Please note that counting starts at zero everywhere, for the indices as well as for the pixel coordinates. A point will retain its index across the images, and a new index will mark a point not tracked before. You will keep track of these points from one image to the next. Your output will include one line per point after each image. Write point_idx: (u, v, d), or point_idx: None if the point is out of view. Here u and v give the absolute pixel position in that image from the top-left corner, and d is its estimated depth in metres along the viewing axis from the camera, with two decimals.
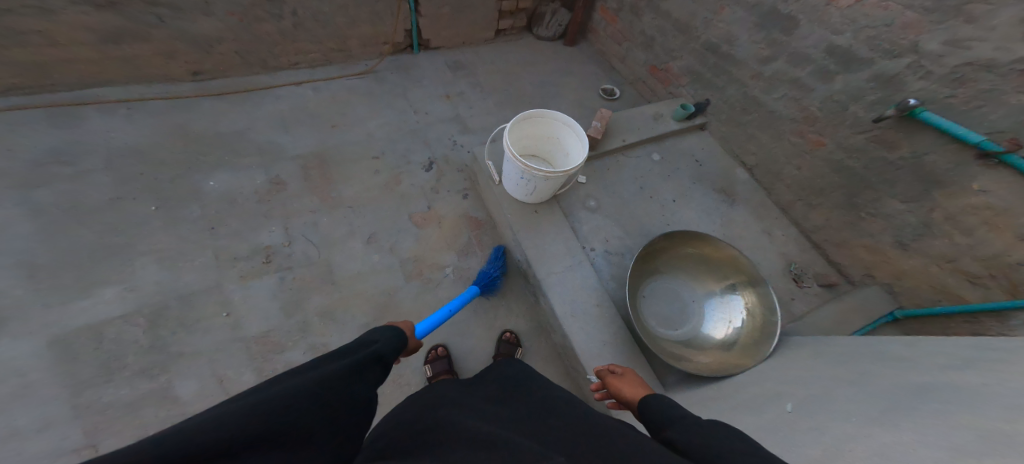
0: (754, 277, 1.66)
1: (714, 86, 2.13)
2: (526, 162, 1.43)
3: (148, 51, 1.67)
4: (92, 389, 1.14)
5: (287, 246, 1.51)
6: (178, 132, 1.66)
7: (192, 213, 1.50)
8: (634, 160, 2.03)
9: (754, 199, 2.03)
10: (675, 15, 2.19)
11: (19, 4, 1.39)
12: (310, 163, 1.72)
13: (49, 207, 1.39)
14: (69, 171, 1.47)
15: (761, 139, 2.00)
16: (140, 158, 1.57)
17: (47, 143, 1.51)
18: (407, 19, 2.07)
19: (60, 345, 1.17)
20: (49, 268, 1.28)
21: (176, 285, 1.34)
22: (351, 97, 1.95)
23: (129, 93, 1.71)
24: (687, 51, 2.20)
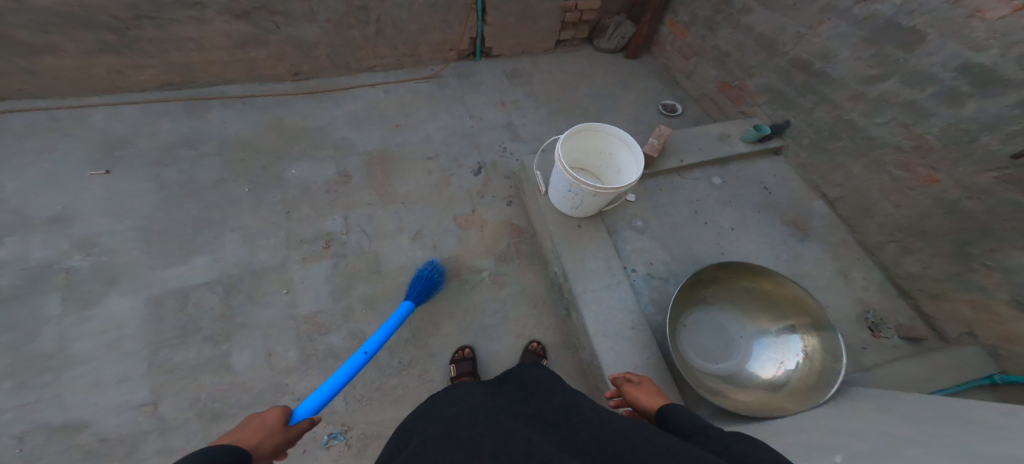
0: (819, 320, 1.49)
1: (798, 107, 1.94)
2: (576, 176, 1.42)
3: (266, 54, 1.93)
4: (167, 349, 1.36)
5: (344, 234, 1.67)
6: (276, 123, 1.92)
7: (274, 197, 1.72)
8: (691, 182, 1.92)
9: (829, 235, 1.82)
10: (758, 29, 2.02)
11: (178, 16, 1.69)
12: (372, 160, 1.87)
13: (168, 183, 1.68)
14: (189, 153, 1.76)
15: (849, 168, 1.78)
16: (246, 145, 1.83)
17: (172, 130, 1.81)
18: (473, 28, 2.15)
19: (153, 306, 1.42)
20: (160, 236, 1.56)
21: (252, 261, 1.56)
22: (414, 100, 2.08)
23: (246, 90, 1.99)
24: (768, 68, 2.02)
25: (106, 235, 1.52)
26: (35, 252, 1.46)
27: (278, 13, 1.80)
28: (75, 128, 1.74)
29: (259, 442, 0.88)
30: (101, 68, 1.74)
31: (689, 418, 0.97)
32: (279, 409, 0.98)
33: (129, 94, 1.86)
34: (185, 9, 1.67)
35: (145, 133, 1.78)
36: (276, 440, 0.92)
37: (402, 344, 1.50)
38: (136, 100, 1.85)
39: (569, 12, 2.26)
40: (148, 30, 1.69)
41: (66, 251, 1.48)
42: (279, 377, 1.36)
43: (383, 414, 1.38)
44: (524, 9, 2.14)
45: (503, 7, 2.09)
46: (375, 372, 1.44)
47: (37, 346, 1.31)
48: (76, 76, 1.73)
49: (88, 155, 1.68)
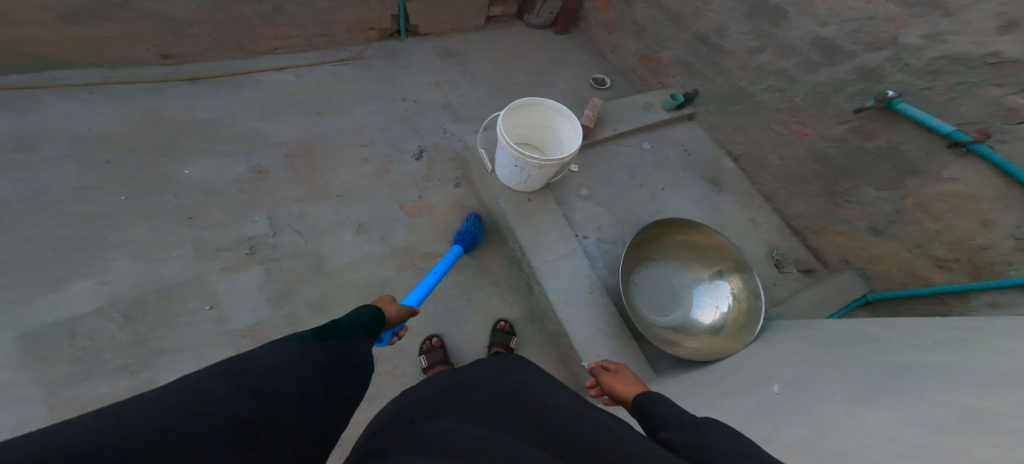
0: (742, 264, 1.68)
1: (703, 76, 2.15)
2: (519, 149, 1.41)
3: (113, 33, 1.57)
4: (73, 386, 1.09)
5: (271, 237, 1.46)
6: (146, 117, 1.59)
7: (163, 204, 1.43)
8: (625, 149, 2.03)
9: (742, 187, 2.06)
10: (667, 5, 2.19)
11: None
12: (294, 151, 1.66)
13: (9, 194, 1.30)
14: (42, 156, 1.40)
15: (747, 128, 2.02)
16: (113, 146, 1.49)
17: (10, 127, 1.41)
18: (395, 3, 2.01)
19: (28, 343, 1.10)
20: (14, 260, 1.20)
21: (155, 279, 1.28)
22: (335, 83, 1.89)
23: (92, 77, 1.61)
24: (678, 41, 2.20)
25: None
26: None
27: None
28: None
29: (386, 310, 0.98)
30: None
31: (666, 404, 0.84)
32: (387, 293, 1.07)
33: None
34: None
35: None
36: (397, 311, 1.03)
37: None
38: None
39: None
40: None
41: None
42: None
43: (353, 420, 1.25)
44: None
45: None
46: None
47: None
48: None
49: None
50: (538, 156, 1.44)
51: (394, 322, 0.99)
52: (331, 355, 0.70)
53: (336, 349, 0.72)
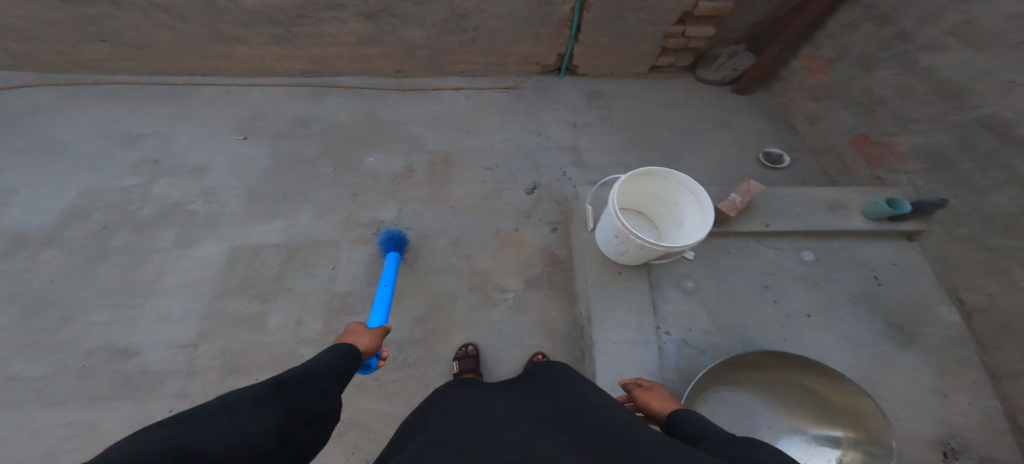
0: (871, 438, 1.27)
1: (970, 184, 1.46)
2: (624, 224, 1.32)
3: (379, 53, 2.11)
4: (224, 299, 1.64)
5: (394, 224, 1.80)
6: (369, 114, 2.11)
7: (349, 179, 1.92)
8: (772, 251, 1.68)
9: (950, 350, 1.41)
10: (946, 71, 1.52)
11: (323, 16, 1.93)
12: (437, 160, 1.97)
13: (283, 154, 2.00)
14: (303, 131, 2.06)
15: (1012, 275, 1.35)
16: (332, 131, 2.06)
17: (302, 111, 2.13)
18: (564, 45, 2.09)
19: (235, 254, 1.74)
20: (261, 196, 1.88)
21: (314, 233, 1.78)
22: (489, 108, 2.13)
23: (360, 82, 2.22)
24: (939, 125, 1.55)
25: (225, 187, 1.90)
26: (174, 193, 1.89)
27: (396, 15, 1.93)
28: (238, 102, 2.17)
29: (356, 340, 1.11)
30: (269, 55, 2.13)
31: (702, 423, 0.97)
32: (358, 325, 1.19)
33: (282, 78, 2.24)
34: (330, 10, 1.90)
35: (277, 112, 2.13)
36: (369, 340, 1.13)
37: (413, 342, 1.58)
38: (284, 83, 2.22)
39: (673, 38, 2.07)
40: (305, 27, 1.98)
41: (196, 196, 1.88)
42: (297, 347, 1.54)
43: (369, 405, 1.47)
44: (622, 30, 2.01)
45: (598, 27, 1.99)
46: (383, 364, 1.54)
47: (142, 270, 1.70)
48: (253, 61, 2.16)
49: (236, 122, 2.10)
50: (643, 237, 1.32)
51: (369, 351, 1.11)
52: (307, 396, 0.84)
53: (314, 390, 0.85)
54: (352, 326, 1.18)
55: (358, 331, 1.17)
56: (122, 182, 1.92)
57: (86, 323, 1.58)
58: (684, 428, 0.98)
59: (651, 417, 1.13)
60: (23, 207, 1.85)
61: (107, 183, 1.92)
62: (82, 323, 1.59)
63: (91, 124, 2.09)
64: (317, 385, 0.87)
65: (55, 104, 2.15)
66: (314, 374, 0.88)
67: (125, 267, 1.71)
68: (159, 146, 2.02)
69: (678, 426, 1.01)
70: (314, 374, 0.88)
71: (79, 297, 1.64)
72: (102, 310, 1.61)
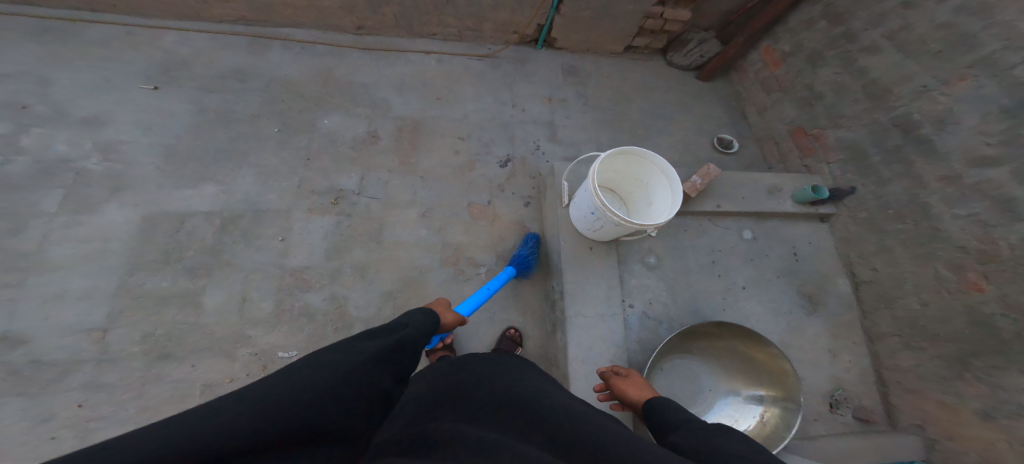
0: (787, 396, 1.44)
1: (877, 175, 1.65)
2: (605, 202, 1.33)
3: (338, 5, 1.89)
4: (139, 274, 1.43)
5: (356, 193, 1.68)
6: (323, 73, 1.92)
7: (300, 142, 1.74)
8: (719, 230, 1.78)
9: (842, 316, 1.67)
10: (875, 74, 1.67)
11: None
12: (404, 126, 1.85)
13: (210, 109, 1.75)
14: (236, 85, 1.82)
15: (894, 254, 1.58)
16: (287, 89, 1.85)
17: (234, 63, 1.87)
18: (543, 15, 2.03)
19: (144, 224, 1.51)
20: (179, 158, 1.63)
21: (259, 200, 1.60)
22: (461, 76, 2.03)
23: (310, 36, 1.99)
24: (862, 122, 1.72)
25: (133, 145, 1.63)
26: (57, 146, 1.59)
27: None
28: (147, 46, 1.84)
29: (442, 316, 1.14)
30: None
31: (676, 412, 0.97)
32: (442, 302, 1.21)
33: (207, 24, 1.93)
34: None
35: (211, 61, 1.85)
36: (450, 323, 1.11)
37: (380, 320, 1.49)
38: (208, 29, 1.92)
39: (653, 18, 2.10)
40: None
41: (87, 151, 1.59)
42: (242, 329, 1.41)
43: None
44: (604, 6, 1.98)
45: None
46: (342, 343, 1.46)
47: (17, 240, 1.42)
48: (169, 1, 1.83)
49: (145, 68, 1.79)
50: (621, 215, 1.35)
51: (446, 330, 1.14)
52: (401, 362, 0.82)
53: (403, 356, 0.82)
54: (438, 300, 1.21)
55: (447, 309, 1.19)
56: None
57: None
58: (664, 415, 0.97)
59: (629, 404, 1.19)
60: None
61: None
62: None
63: None
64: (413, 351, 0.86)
65: None
66: (410, 340, 0.86)
67: None
68: (29, 90, 1.67)
69: (651, 415, 1.01)
70: (409, 337, 0.85)
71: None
72: None
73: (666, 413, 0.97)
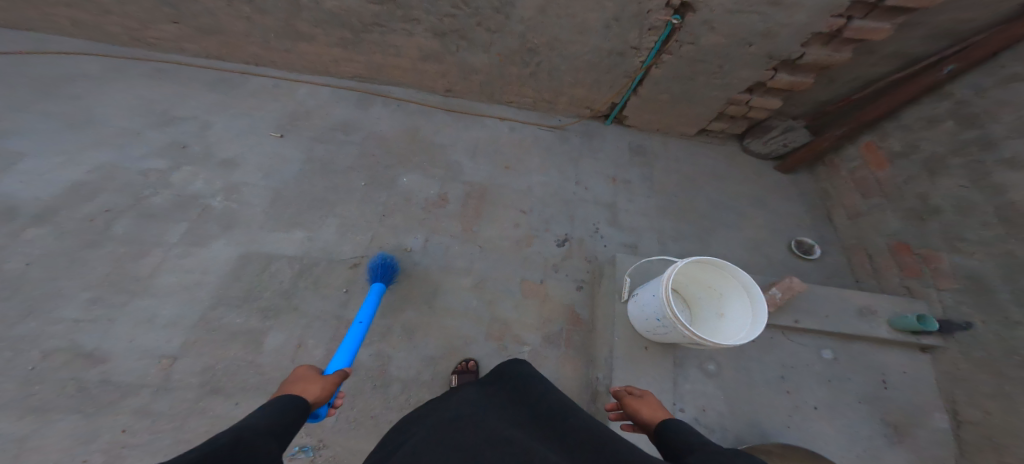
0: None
1: (1005, 315, 1.40)
2: (676, 313, 1.25)
3: (437, 70, 2.03)
4: (221, 310, 1.56)
5: (418, 255, 1.74)
6: (411, 131, 2.05)
7: (379, 198, 1.85)
8: (794, 344, 1.59)
9: (934, 450, 1.40)
10: (1012, 196, 1.45)
11: (396, 27, 1.84)
12: (472, 193, 1.90)
13: (313, 158, 1.93)
14: (341, 138, 2.00)
15: (1017, 402, 1.31)
16: (380, 143, 2.00)
17: (341, 115, 2.07)
18: (621, 95, 2.03)
19: (239, 264, 1.65)
20: (280, 202, 1.80)
21: (334, 251, 1.71)
22: (532, 146, 2.08)
23: (408, 95, 2.16)
24: (990, 251, 1.48)
25: (248, 187, 1.83)
26: (197, 183, 1.82)
27: (466, 38, 1.84)
28: (284, 96, 2.10)
29: (305, 389, 1.03)
30: (328, 56, 2.05)
31: (693, 435, 0.99)
32: (308, 369, 1.11)
33: (332, 78, 2.16)
34: (404, 22, 1.81)
35: (318, 113, 2.07)
36: (321, 387, 1.06)
37: (418, 383, 1.52)
38: (332, 84, 2.15)
39: (735, 105, 2.03)
40: (374, 35, 1.89)
41: (216, 191, 1.81)
42: (292, 371, 1.48)
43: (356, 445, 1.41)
44: (684, 91, 1.96)
45: (662, 83, 1.92)
46: (380, 400, 1.48)
47: (135, 266, 1.62)
48: (311, 60, 2.08)
49: (277, 117, 2.04)
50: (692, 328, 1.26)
51: (318, 398, 1.04)
52: (256, 448, 0.80)
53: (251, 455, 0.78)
54: (299, 371, 1.10)
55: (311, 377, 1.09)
56: (143, 164, 1.83)
57: (55, 319, 1.50)
58: (680, 439, 0.99)
59: (643, 426, 1.13)
60: (26, 174, 1.75)
61: (129, 163, 1.83)
62: (47, 319, 1.49)
63: (125, 98, 2.01)
64: (264, 436, 0.83)
65: (99, 74, 2.07)
66: (252, 427, 0.83)
67: (118, 259, 1.63)
68: (194, 131, 1.95)
69: (669, 442, 1.01)
70: (253, 433, 0.82)
71: (58, 287, 1.55)
72: (76, 305, 1.53)
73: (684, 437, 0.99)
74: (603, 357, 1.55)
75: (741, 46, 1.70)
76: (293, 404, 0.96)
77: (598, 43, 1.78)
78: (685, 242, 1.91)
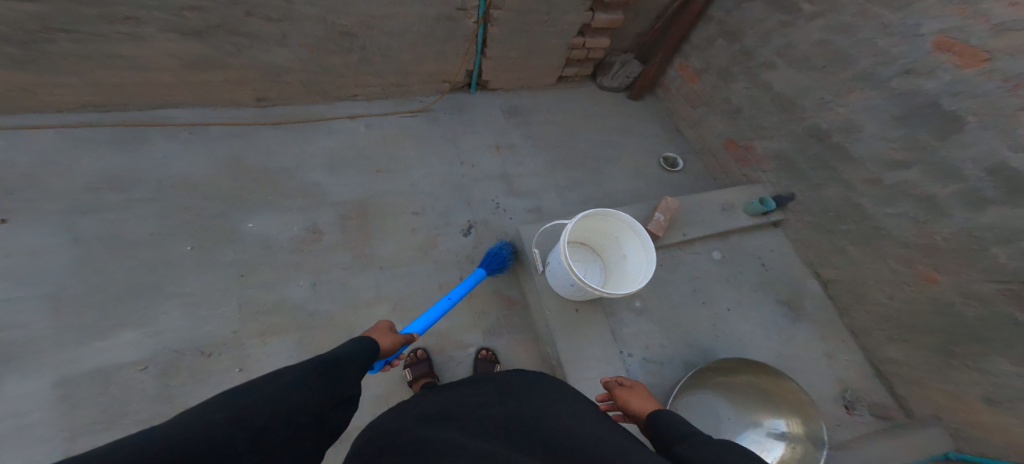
0: (810, 433, 1.37)
1: (808, 181, 1.76)
2: (579, 277, 1.27)
3: (221, 77, 1.63)
4: (95, 433, 1.15)
5: (310, 304, 1.46)
6: (232, 163, 1.65)
7: (224, 257, 1.48)
8: (691, 257, 1.78)
9: (822, 313, 1.70)
10: (778, 88, 1.81)
11: (110, 32, 1.37)
12: (348, 212, 1.65)
13: (88, 237, 1.40)
14: (119, 197, 1.49)
15: (849, 253, 1.65)
16: (190, 190, 1.56)
17: (101, 166, 1.52)
18: (470, 60, 1.91)
19: (62, 389, 1.18)
20: (72, 305, 1.29)
21: (197, 336, 1.34)
22: (399, 137, 1.87)
23: (195, 115, 1.72)
24: (786, 131, 1.81)
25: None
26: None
27: (240, 33, 1.49)
28: None
29: (380, 338, 0.97)
30: (4, 86, 1.40)
31: (682, 425, 0.88)
32: (385, 323, 1.05)
33: (36, 114, 1.53)
34: (115, 24, 1.35)
35: (61, 167, 1.48)
36: (392, 341, 0.99)
37: None
38: (50, 123, 1.53)
39: (576, 49, 2.08)
40: (64, 45, 1.36)
41: None
42: None
43: None
44: (529, 45, 1.92)
45: (505, 42, 1.85)
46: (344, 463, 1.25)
47: None
48: None
49: None
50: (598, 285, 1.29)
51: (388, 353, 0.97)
52: (334, 381, 0.74)
53: (333, 379, 0.74)
54: (381, 323, 1.04)
55: (388, 331, 1.02)
56: None
57: None
58: (670, 428, 0.88)
59: (634, 419, 1.05)
60: None
61: None
62: None
63: None
64: (342, 370, 0.76)
65: None
66: (334, 360, 0.77)
67: None
68: None
69: (657, 425, 0.92)
70: (343, 357, 0.79)
71: None
72: None
73: (673, 426, 0.88)
74: (546, 331, 1.53)
75: None
76: (370, 345, 0.89)
77: (420, 11, 1.61)
78: (581, 190, 1.96)
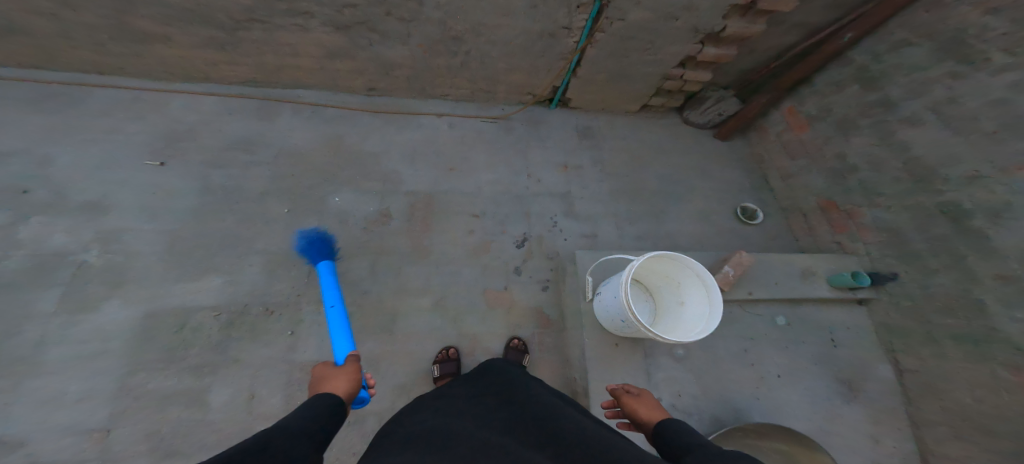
0: None
1: (920, 262, 1.54)
2: (637, 318, 1.22)
3: (349, 68, 1.82)
4: (145, 373, 1.35)
5: (365, 283, 1.58)
6: (328, 142, 1.84)
7: (308, 225, 1.66)
8: (751, 316, 1.66)
9: (882, 402, 1.52)
10: (917, 151, 1.56)
11: (284, 22, 1.57)
12: (417, 203, 1.77)
13: (214, 187, 1.67)
14: (246, 158, 1.75)
15: (944, 349, 1.44)
16: (292, 161, 1.78)
17: (241, 131, 1.80)
18: (560, 78, 1.94)
19: (145, 324, 1.41)
20: (183, 246, 1.55)
21: (265, 292, 1.52)
22: (475, 141, 1.96)
23: (320, 97, 1.93)
24: (903, 204, 1.61)
25: (132, 234, 1.54)
26: (57, 238, 1.50)
27: (376, 30, 1.63)
28: (150, 113, 1.78)
29: (336, 386, 0.94)
30: (203, 60, 1.75)
31: (688, 433, 0.92)
32: (324, 367, 1.02)
33: (217, 85, 1.87)
34: (293, 17, 1.55)
35: (213, 128, 1.79)
36: (347, 380, 0.97)
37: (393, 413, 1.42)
38: (218, 92, 1.86)
39: (671, 80, 2.02)
40: (254, 33, 1.62)
41: (87, 242, 1.50)
42: (251, 424, 1.33)
43: None
44: (622, 70, 1.90)
45: (600, 63, 1.84)
46: (357, 437, 1.36)
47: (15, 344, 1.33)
48: (176, 65, 1.76)
49: (146, 141, 1.72)
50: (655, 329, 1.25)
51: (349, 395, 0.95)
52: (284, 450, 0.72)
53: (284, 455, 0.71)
54: (319, 370, 1.00)
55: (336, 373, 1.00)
56: None
57: None
58: (677, 437, 0.92)
59: (642, 427, 1.06)
60: None
61: None
62: None
63: None
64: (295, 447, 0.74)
65: None
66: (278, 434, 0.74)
67: None
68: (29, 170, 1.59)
69: (666, 440, 0.94)
70: (292, 428, 0.77)
71: None
72: None
73: (677, 434, 0.93)
74: (578, 357, 1.53)
75: (669, 21, 1.64)
76: (327, 403, 0.87)
77: (527, 26, 1.64)
78: (641, 224, 1.91)
